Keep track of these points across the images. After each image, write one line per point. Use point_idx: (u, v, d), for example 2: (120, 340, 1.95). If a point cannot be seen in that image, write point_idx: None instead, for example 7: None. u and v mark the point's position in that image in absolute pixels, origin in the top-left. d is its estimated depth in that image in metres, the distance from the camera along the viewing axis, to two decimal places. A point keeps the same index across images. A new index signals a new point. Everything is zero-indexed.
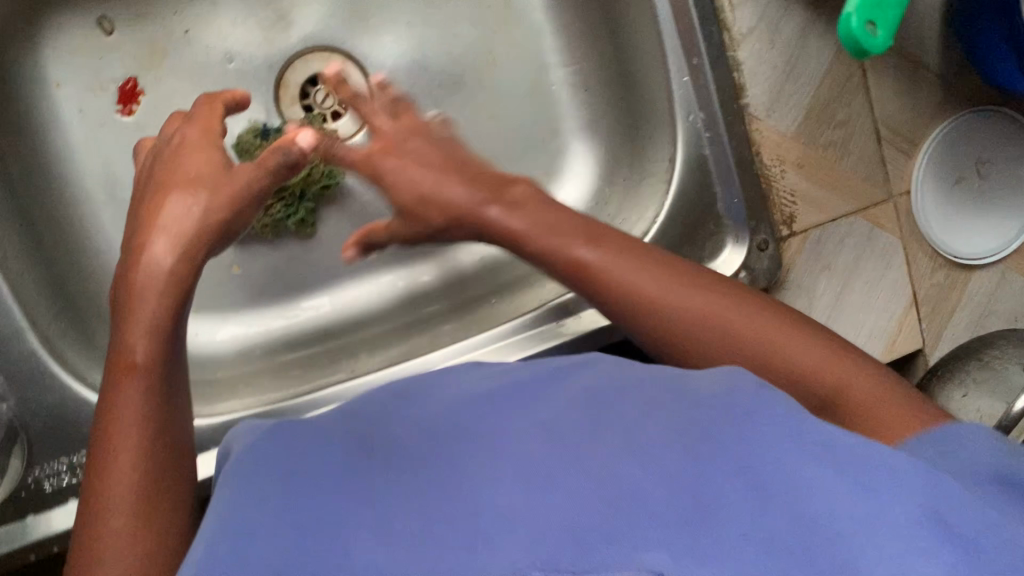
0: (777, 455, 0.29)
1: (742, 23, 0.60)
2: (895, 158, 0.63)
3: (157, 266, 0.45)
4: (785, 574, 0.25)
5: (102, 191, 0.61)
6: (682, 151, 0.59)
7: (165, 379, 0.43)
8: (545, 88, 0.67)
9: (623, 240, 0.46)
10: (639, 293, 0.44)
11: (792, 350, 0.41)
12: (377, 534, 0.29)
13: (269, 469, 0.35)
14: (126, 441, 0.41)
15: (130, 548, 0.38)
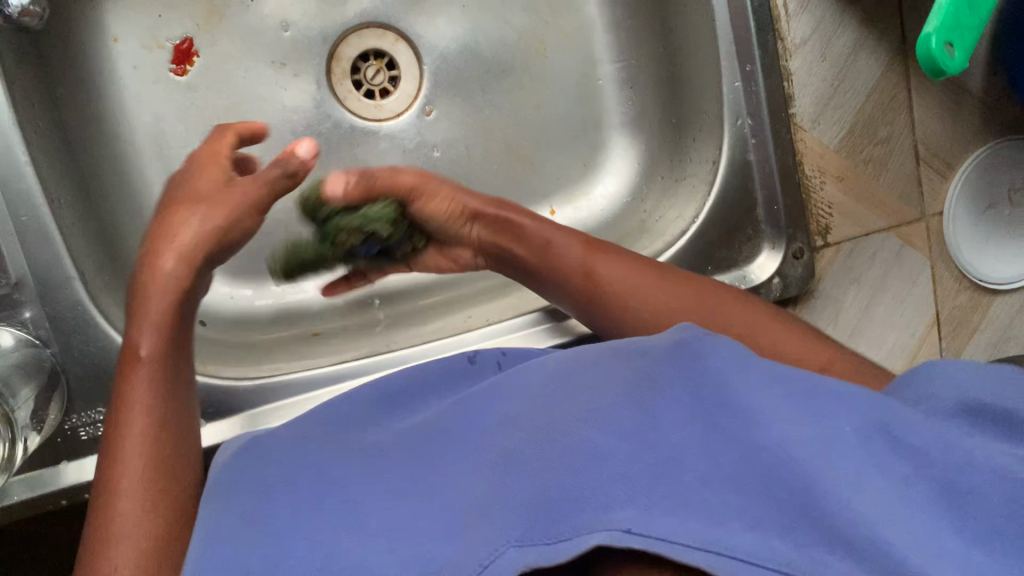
0: (736, 405, 0.32)
1: (796, 33, 0.60)
2: (931, 178, 0.64)
3: (164, 275, 0.43)
4: (760, 525, 0.28)
5: (151, 148, 0.62)
6: (727, 155, 0.59)
7: (171, 368, 0.42)
8: (591, 81, 0.68)
9: (622, 253, 0.52)
10: (635, 294, 0.50)
11: (772, 333, 0.47)
12: (355, 532, 0.33)
13: (260, 474, 0.39)
14: (134, 425, 0.40)
15: (138, 529, 0.38)
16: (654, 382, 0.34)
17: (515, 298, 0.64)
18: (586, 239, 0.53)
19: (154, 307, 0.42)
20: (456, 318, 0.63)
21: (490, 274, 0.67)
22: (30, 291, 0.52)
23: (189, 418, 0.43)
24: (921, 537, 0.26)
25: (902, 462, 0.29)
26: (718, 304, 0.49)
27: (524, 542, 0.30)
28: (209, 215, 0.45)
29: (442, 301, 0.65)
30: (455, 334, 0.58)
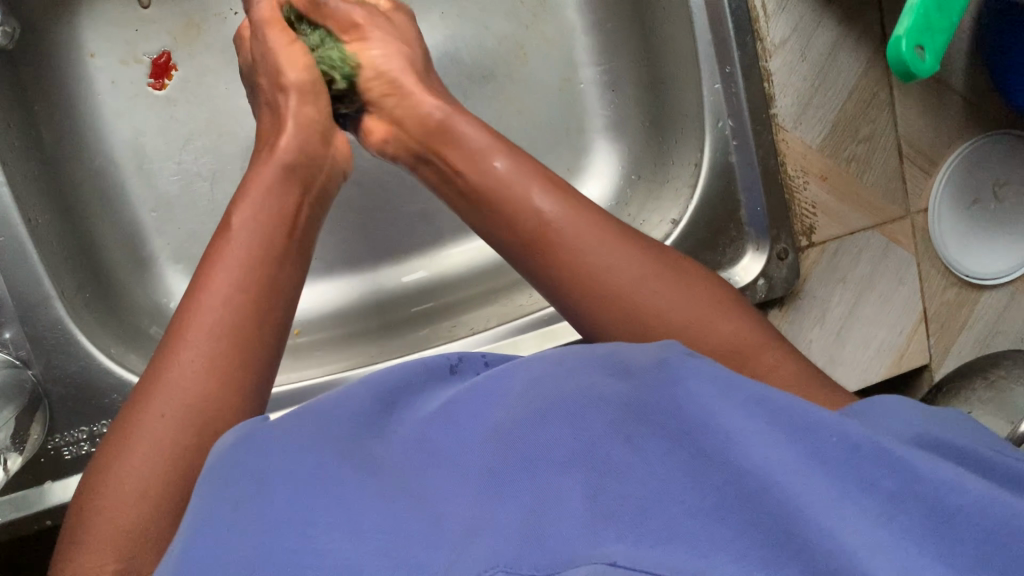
0: (718, 431, 0.31)
1: (775, 34, 0.60)
2: (915, 176, 0.64)
3: (237, 236, 0.45)
4: (754, 561, 0.27)
5: (130, 163, 0.62)
6: (708, 156, 0.59)
7: (258, 277, 0.44)
8: (573, 86, 0.67)
9: (585, 202, 0.46)
10: (585, 247, 0.44)
11: (721, 327, 0.42)
12: (348, 534, 0.30)
13: (256, 463, 0.34)
14: (207, 317, 0.41)
15: (187, 412, 0.38)
16: (645, 411, 0.33)
17: (501, 305, 0.64)
18: (554, 183, 0.47)
19: (232, 262, 0.44)
20: (444, 326, 0.63)
21: (501, 273, 0.67)
22: (9, 312, 0.52)
23: (264, 371, 0.42)
24: (910, 561, 0.26)
25: (885, 476, 0.29)
26: (679, 282, 0.43)
27: (513, 570, 0.27)
28: (267, 187, 0.48)
29: (454, 301, 0.66)
30: (439, 346, 0.59)
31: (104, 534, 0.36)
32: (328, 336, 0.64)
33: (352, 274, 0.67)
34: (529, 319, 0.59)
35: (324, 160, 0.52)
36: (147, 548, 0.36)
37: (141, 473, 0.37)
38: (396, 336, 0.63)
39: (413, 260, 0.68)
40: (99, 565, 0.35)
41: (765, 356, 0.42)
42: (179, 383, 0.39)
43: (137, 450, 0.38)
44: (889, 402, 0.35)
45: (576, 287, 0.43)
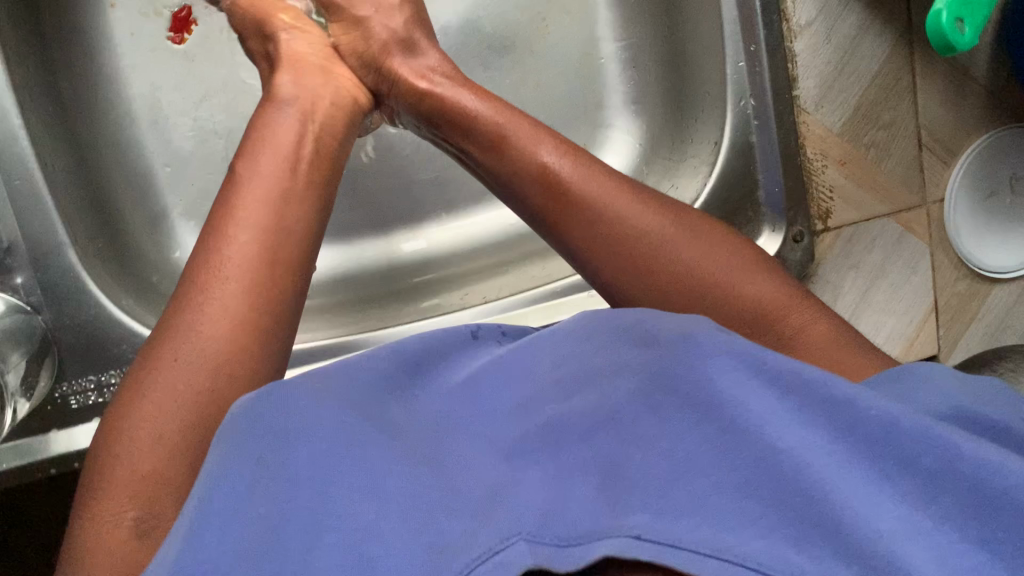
0: (748, 409, 0.30)
1: (801, 16, 0.60)
2: (932, 165, 0.64)
3: (253, 188, 0.44)
4: (781, 536, 0.27)
5: (146, 116, 0.61)
6: (729, 135, 0.59)
7: (275, 233, 0.43)
8: (594, 61, 0.67)
9: (591, 156, 0.46)
10: (606, 206, 0.43)
11: (745, 287, 0.42)
12: (373, 499, 0.31)
13: (278, 421, 0.33)
14: (228, 272, 0.40)
15: (202, 359, 0.37)
16: (668, 379, 0.33)
17: (513, 277, 0.63)
18: (568, 143, 0.47)
19: (252, 217, 0.42)
20: (455, 296, 0.63)
21: (506, 246, 0.66)
22: (22, 256, 0.51)
23: (285, 324, 0.41)
24: (938, 552, 0.26)
25: (925, 454, 0.29)
26: (701, 243, 0.43)
27: (536, 539, 0.28)
28: (275, 142, 0.47)
29: (461, 272, 0.65)
30: (451, 316, 0.59)
31: (122, 482, 0.35)
32: (337, 299, 0.63)
33: (361, 242, 0.66)
34: (540, 292, 0.60)
35: (328, 87, 0.52)
36: (168, 496, 0.35)
37: (164, 419, 0.36)
38: (409, 305, 0.63)
39: (426, 227, 0.66)
40: (120, 513, 0.34)
41: (792, 314, 0.41)
42: (201, 331, 0.38)
43: (158, 397, 0.36)
44: (925, 371, 0.35)
45: (594, 246, 0.43)
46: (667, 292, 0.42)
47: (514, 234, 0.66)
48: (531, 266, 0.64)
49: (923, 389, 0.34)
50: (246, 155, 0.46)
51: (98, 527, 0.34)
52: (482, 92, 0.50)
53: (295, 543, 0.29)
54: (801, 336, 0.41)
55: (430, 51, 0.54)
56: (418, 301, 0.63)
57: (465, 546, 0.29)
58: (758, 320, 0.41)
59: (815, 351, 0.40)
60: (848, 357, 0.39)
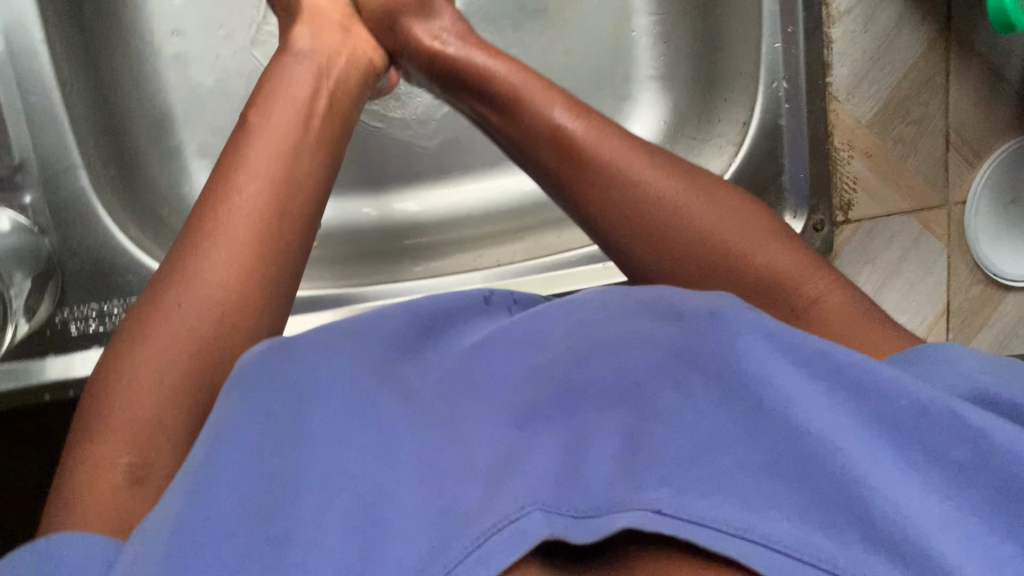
0: (776, 387, 0.28)
1: (842, 2, 0.59)
2: (958, 166, 0.63)
3: (266, 144, 0.42)
4: (812, 522, 0.25)
5: (167, 48, 0.60)
6: (758, 116, 0.58)
7: (284, 181, 0.41)
8: (625, 34, 0.66)
9: (606, 119, 0.45)
10: (617, 164, 0.42)
11: (761, 253, 0.40)
12: (382, 461, 0.29)
13: (278, 372, 0.31)
14: (234, 216, 0.39)
15: (208, 303, 0.36)
16: (694, 351, 0.30)
17: (527, 244, 0.62)
18: (582, 105, 0.45)
19: (259, 168, 0.41)
20: (466, 259, 0.61)
21: (521, 215, 0.65)
22: (32, 174, 0.50)
23: (288, 277, 0.39)
24: (972, 543, 0.24)
25: (956, 446, 0.26)
26: (716, 206, 0.41)
27: (551, 510, 0.27)
28: (287, 98, 0.45)
29: (474, 236, 0.64)
30: (463, 276, 0.58)
31: (118, 425, 0.32)
32: (347, 251, 0.62)
33: (373, 197, 0.64)
34: (553, 261, 0.58)
35: (345, 46, 0.51)
36: (166, 444, 0.32)
37: (164, 364, 0.34)
38: (423, 264, 0.61)
39: (442, 187, 0.65)
40: (115, 458, 0.31)
41: (808, 283, 0.39)
42: (206, 277, 0.36)
43: (159, 339, 0.34)
44: (953, 352, 0.33)
45: (609, 204, 0.41)
46: (680, 253, 0.40)
47: (532, 203, 0.65)
48: (547, 236, 0.62)
49: (942, 374, 0.32)
50: (256, 110, 0.45)
51: (86, 471, 0.31)
52: (501, 55, 0.48)
53: (299, 508, 0.26)
54: (817, 306, 0.38)
55: (445, 11, 0.53)
56: (428, 261, 0.62)
57: (479, 512, 0.27)
58: (773, 287, 0.39)
59: (831, 320, 0.38)
60: (866, 331, 0.37)
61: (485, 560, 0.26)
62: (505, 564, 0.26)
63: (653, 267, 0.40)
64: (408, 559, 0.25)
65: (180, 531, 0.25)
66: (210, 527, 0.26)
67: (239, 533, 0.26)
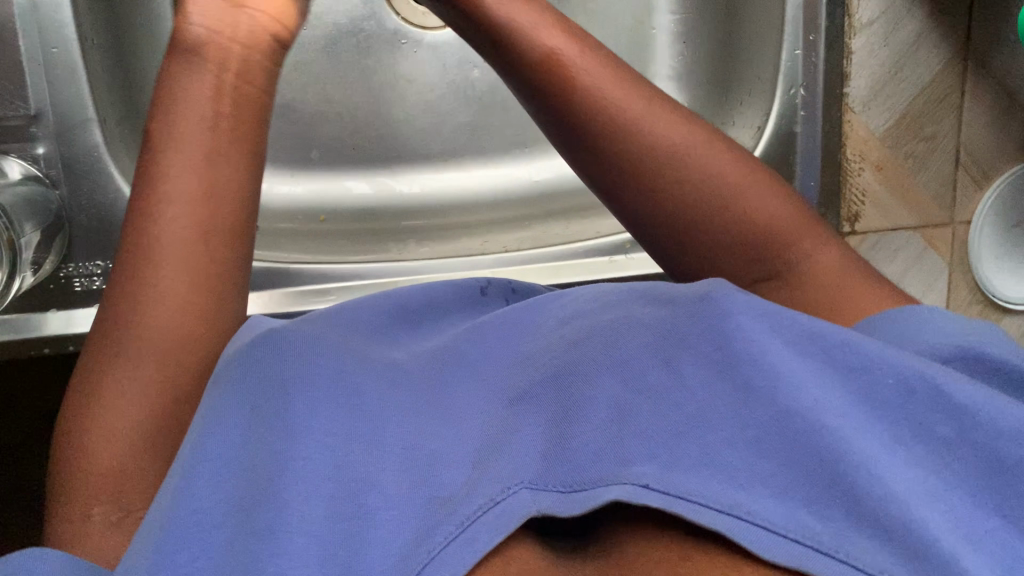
0: (767, 365, 0.31)
1: (865, 13, 0.58)
2: (966, 185, 0.64)
3: (180, 162, 0.37)
4: (789, 499, 0.28)
5: None
6: (773, 122, 0.58)
7: (216, 158, 0.38)
8: (646, 30, 0.66)
9: (600, 51, 0.41)
10: (616, 111, 0.39)
11: (760, 204, 0.39)
12: (369, 445, 0.31)
13: (277, 357, 0.33)
14: (175, 210, 0.36)
15: (160, 334, 0.35)
16: (684, 337, 0.32)
17: (534, 232, 0.62)
18: (575, 28, 0.42)
19: (191, 156, 0.37)
20: (473, 242, 0.61)
21: (531, 203, 0.65)
22: (47, 127, 0.50)
23: (242, 256, 0.38)
24: (949, 515, 0.28)
25: (942, 422, 0.29)
26: (714, 154, 0.40)
27: (538, 487, 0.29)
28: (189, 109, 0.38)
29: (483, 220, 0.64)
30: (469, 258, 0.58)
31: (82, 481, 0.33)
32: (353, 227, 0.62)
33: (387, 174, 0.64)
34: (560, 250, 0.58)
35: (238, 29, 0.41)
36: (136, 484, 0.34)
37: (111, 418, 0.34)
38: (428, 244, 0.61)
39: (451, 170, 0.65)
40: (86, 509, 0.33)
41: (803, 237, 0.39)
42: (151, 315, 0.35)
43: (105, 397, 0.34)
44: (924, 312, 0.35)
45: (611, 147, 0.39)
46: (681, 203, 0.39)
47: (543, 193, 0.65)
48: (555, 225, 0.62)
49: (927, 331, 0.34)
50: (155, 126, 0.38)
51: (62, 524, 0.33)
52: None
53: (284, 495, 0.29)
54: (810, 263, 0.39)
55: None
56: (433, 240, 0.61)
57: (467, 497, 0.29)
58: (770, 246, 0.39)
59: (823, 281, 0.38)
60: (855, 290, 0.38)
61: (469, 543, 0.28)
62: (490, 544, 0.28)
63: (650, 214, 0.40)
64: (390, 550, 0.28)
65: (169, 526, 0.29)
66: (188, 526, 0.29)
67: (220, 529, 0.29)
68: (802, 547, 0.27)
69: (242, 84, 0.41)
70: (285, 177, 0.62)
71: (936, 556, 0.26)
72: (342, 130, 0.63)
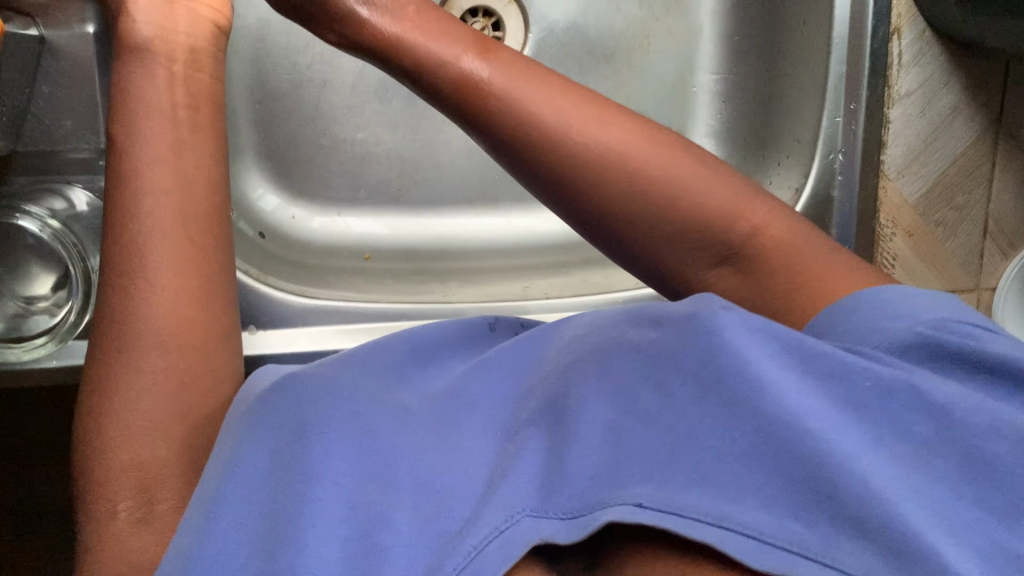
0: (751, 375, 0.30)
1: (903, 85, 0.60)
2: (992, 254, 0.66)
3: (154, 175, 0.40)
4: (779, 514, 0.28)
5: (247, 49, 0.61)
6: (811, 185, 0.59)
7: (177, 174, 0.41)
8: (686, 86, 0.69)
9: (516, 58, 0.42)
10: (536, 116, 0.40)
11: (696, 187, 0.39)
12: (382, 488, 0.33)
13: (297, 404, 0.36)
14: (150, 227, 0.40)
15: (154, 349, 0.38)
16: (666, 359, 0.32)
17: (573, 279, 0.63)
18: (484, 43, 0.42)
19: (160, 174, 0.41)
20: (515, 285, 0.62)
21: (570, 250, 0.66)
22: None
23: (224, 273, 0.42)
24: (932, 512, 0.27)
25: (922, 419, 0.29)
26: (640, 146, 0.40)
27: (539, 514, 0.29)
28: (149, 128, 0.41)
29: (521, 263, 0.65)
30: (512, 301, 0.59)
31: (111, 477, 0.37)
32: (396, 268, 0.64)
33: (428, 214, 0.66)
34: (602, 298, 0.59)
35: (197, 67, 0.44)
36: (157, 485, 0.37)
37: (131, 415, 0.38)
38: (470, 284, 0.62)
39: (495, 215, 0.67)
40: (112, 509, 0.36)
41: (747, 212, 0.39)
42: (142, 325, 0.39)
43: (123, 394, 0.38)
44: (893, 292, 0.34)
45: (538, 144, 0.39)
46: (625, 204, 0.39)
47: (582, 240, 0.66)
48: (595, 272, 0.64)
49: (890, 314, 0.33)
50: (137, 144, 0.41)
51: (96, 527, 0.36)
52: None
53: (302, 532, 0.30)
54: (758, 238, 0.39)
55: None
56: (474, 283, 0.63)
57: (472, 527, 0.29)
58: (720, 233, 0.39)
59: (775, 257, 0.39)
60: (812, 262, 0.38)
61: (479, 570, 0.28)
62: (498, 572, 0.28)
63: (593, 208, 0.40)
64: None
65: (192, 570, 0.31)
66: (216, 566, 0.31)
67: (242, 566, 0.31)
68: (792, 556, 0.27)
69: (192, 73, 0.45)
70: (332, 215, 0.64)
71: (917, 554, 0.26)
72: (388, 171, 0.65)
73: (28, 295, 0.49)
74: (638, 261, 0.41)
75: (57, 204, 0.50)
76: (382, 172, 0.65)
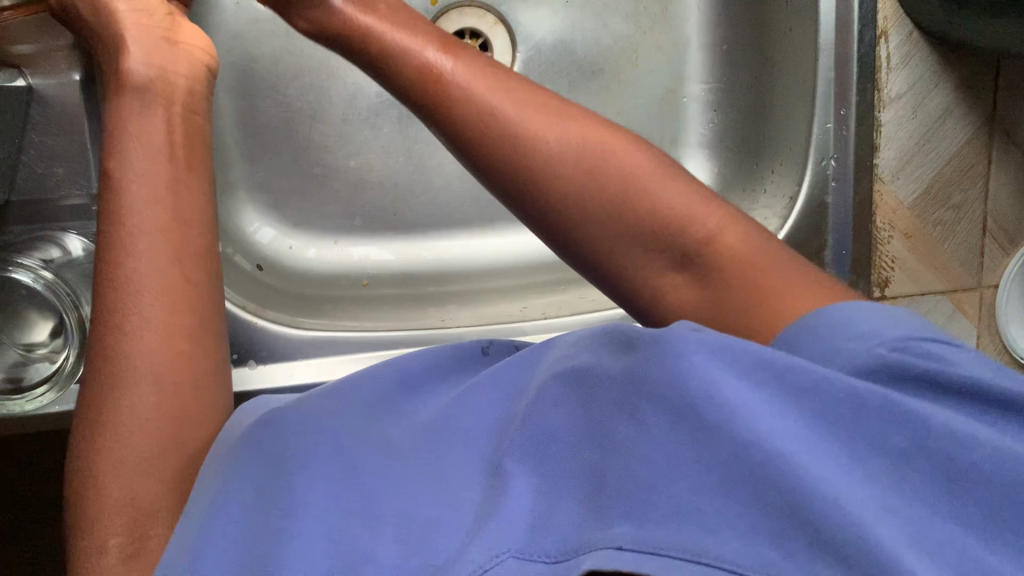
0: (721, 400, 0.29)
1: (893, 87, 0.60)
2: (992, 252, 0.65)
3: (139, 226, 0.40)
4: (758, 539, 0.27)
5: (235, 82, 0.61)
6: (806, 191, 0.59)
7: (171, 220, 0.41)
8: (677, 97, 0.69)
9: (481, 59, 0.45)
10: (491, 108, 0.42)
11: (654, 188, 0.39)
12: (368, 523, 0.33)
13: (282, 463, 0.37)
14: (131, 273, 0.39)
15: (147, 393, 0.39)
16: (638, 386, 0.31)
17: (570, 296, 0.63)
18: (449, 41, 0.45)
19: (147, 218, 0.40)
20: (513, 306, 0.62)
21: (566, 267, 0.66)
22: None
23: (214, 316, 0.43)
24: (906, 528, 0.26)
25: (898, 433, 0.28)
26: (598, 139, 0.41)
27: (525, 556, 0.29)
28: (135, 172, 0.41)
29: (518, 282, 0.65)
30: (509, 323, 0.59)
31: (104, 514, 0.37)
32: (394, 293, 0.64)
33: (425, 239, 0.66)
34: (599, 317, 0.58)
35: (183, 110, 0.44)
36: (145, 521, 0.38)
37: (122, 454, 0.38)
38: (466, 308, 0.62)
39: (491, 236, 0.67)
40: (102, 542, 0.37)
41: (701, 218, 0.39)
42: (136, 364, 0.39)
43: (118, 435, 0.38)
44: (859, 307, 0.33)
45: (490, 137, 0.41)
46: (580, 197, 0.39)
47: None
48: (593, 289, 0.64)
49: (849, 336, 0.32)
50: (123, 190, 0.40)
51: (84, 560, 0.37)
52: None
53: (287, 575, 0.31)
54: (713, 242, 0.38)
55: None
56: (472, 305, 0.63)
57: (458, 562, 0.29)
58: (677, 234, 0.38)
59: (730, 265, 0.37)
60: (765, 271, 0.37)
61: None
62: None
63: (547, 205, 0.40)
64: None
65: None
66: None
67: None
68: None
69: (186, 116, 0.45)
70: (328, 242, 0.65)
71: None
72: (383, 197, 0.65)
73: (27, 342, 0.50)
74: (599, 272, 0.41)
75: (54, 251, 0.51)
76: (378, 198, 0.65)
